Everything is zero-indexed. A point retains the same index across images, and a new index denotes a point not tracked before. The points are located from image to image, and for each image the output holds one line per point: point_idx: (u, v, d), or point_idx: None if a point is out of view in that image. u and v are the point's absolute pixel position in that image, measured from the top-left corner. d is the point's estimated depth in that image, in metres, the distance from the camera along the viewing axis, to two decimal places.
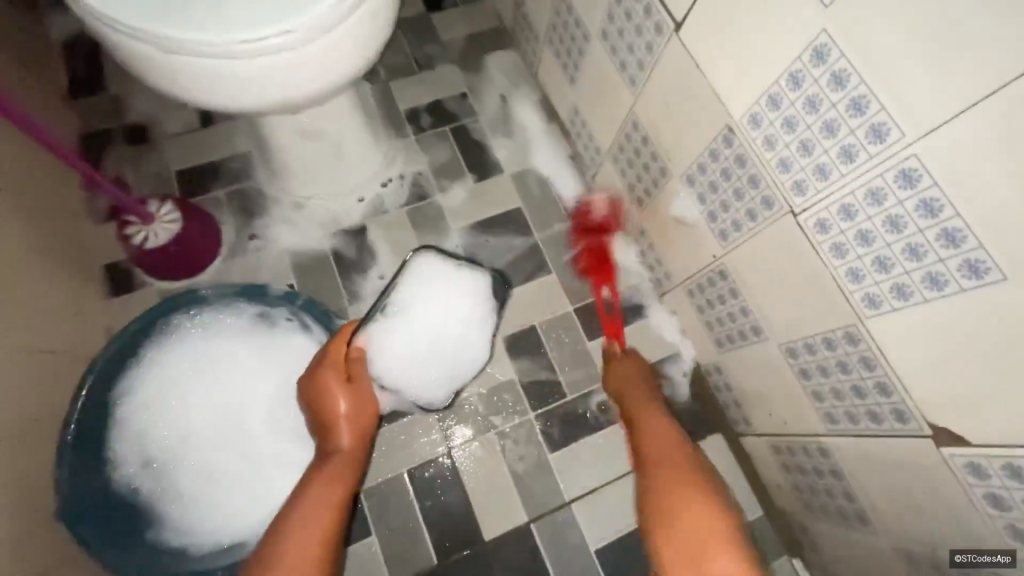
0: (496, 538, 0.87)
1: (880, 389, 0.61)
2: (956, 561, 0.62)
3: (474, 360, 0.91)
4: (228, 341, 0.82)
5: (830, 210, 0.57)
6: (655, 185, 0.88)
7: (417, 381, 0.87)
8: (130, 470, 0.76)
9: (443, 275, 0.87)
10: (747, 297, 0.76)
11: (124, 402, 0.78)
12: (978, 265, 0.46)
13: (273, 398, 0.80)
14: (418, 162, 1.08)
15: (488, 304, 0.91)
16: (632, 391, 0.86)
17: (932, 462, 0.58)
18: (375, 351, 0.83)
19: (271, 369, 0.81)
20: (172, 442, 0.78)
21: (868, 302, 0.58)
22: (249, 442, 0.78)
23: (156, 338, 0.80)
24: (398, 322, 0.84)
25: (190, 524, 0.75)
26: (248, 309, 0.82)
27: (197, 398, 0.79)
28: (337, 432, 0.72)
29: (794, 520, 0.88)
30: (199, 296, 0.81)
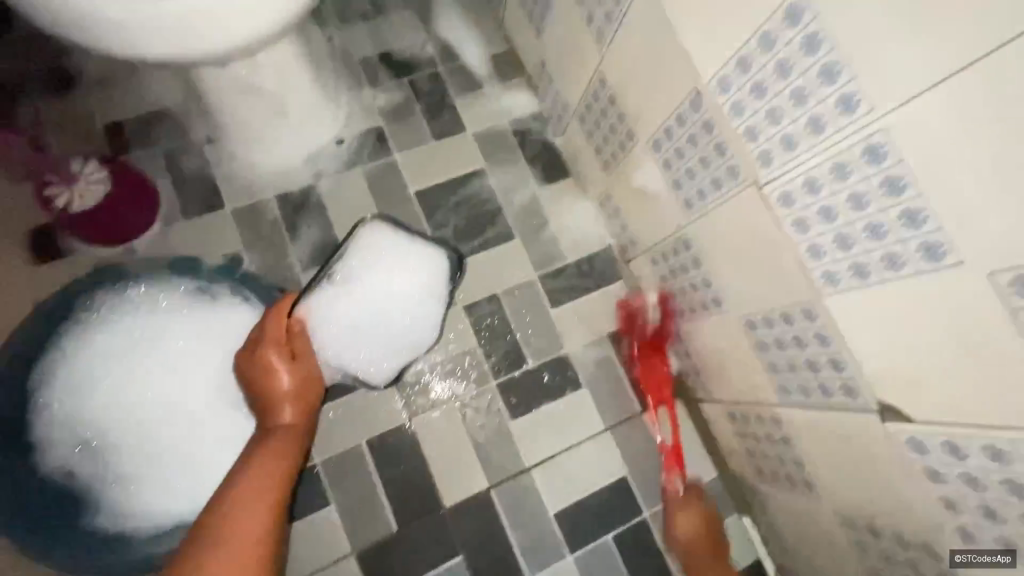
0: (457, 505, 0.88)
1: (833, 364, 0.61)
2: (956, 562, 0.57)
3: (423, 336, 0.89)
4: (161, 316, 0.77)
5: (795, 183, 0.55)
6: (621, 148, 0.84)
7: (362, 355, 0.86)
8: (62, 454, 0.72)
9: (393, 246, 0.88)
10: (709, 268, 0.75)
11: (48, 385, 0.73)
12: (936, 247, 0.45)
13: (215, 374, 0.77)
14: (373, 117, 1.00)
15: (439, 277, 0.90)
16: (697, 549, 0.86)
17: (875, 435, 0.59)
18: (319, 322, 0.82)
19: (211, 347, 0.77)
20: (104, 426, 0.73)
21: (826, 279, 0.57)
22: (191, 424, 0.74)
23: (80, 316, 0.75)
24: (343, 292, 0.84)
25: (132, 507, 0.71)
26: (186, 283, 0.78)
27: (130, 378, 0.74)
28: (281, 408, 0.70)
29: (746, 482, 0.91)
30: (126, 270, 0.77)
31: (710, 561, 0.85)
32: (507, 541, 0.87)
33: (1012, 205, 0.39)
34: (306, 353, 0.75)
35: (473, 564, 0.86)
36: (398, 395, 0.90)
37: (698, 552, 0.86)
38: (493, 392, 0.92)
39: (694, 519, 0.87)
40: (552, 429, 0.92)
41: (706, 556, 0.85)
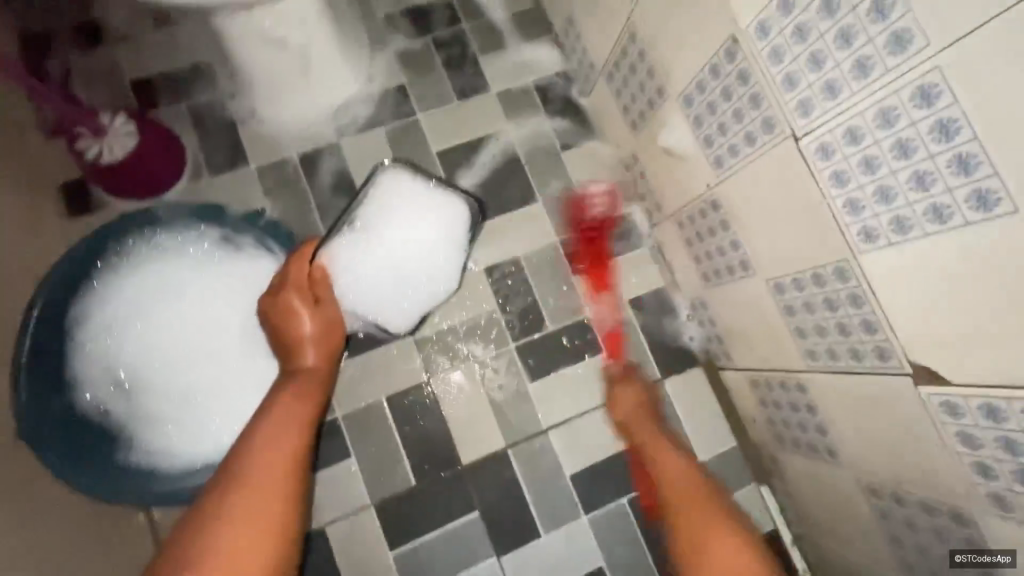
0: (474, 464, 0.89)
1: (865, 326, 0.59)
2: (956, 561, 0.61)
3: (443, 288, 0.87)
4: (190, 265, 0.79)
5: (835, 133, 0.52)
6: (650, 107, 0.82)
7: (381, 305, 0.86)
8: (98, 394, 0.74)
9: (413, 194, 0.85)
10: (737, 230, 0.73)
11: (83, 326, 0.75)
12: (988, 196, 0.42)
13: (240, 323, 0.78)
14: (396, 74, 0.99)
15: (461, 228, 0.86)
16: (641, 427, 0.87)
17: (908, 400, 0.57)
18: (340, 268, 0.82)
19: (238, 296, 0.79)
20: (137, 368, 0.75)
21: (864, 236, 0.54)
22: (219, 367, 0.77)
23: (111, 261, 0.77)
24: (364, 240, 0.83)
25: (163, 446, 0.74)
26: (212, 233, 0.79)
27: (161, 323, 0.77)
28: (304, 352, 0.73)
29: (765, 451, 0.90)
30: (153, 216, 0.77)
31: (648, 439, 0.85)
32: (522, 499, 0.88)
33: None
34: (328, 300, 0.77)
35: (489, 520, 0.87)
36: (418, 353, 0.91)
37: (650, 445, 0.85)
38: (511, 354, 0.92)
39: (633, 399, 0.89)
40: (570, 392, 0.92)
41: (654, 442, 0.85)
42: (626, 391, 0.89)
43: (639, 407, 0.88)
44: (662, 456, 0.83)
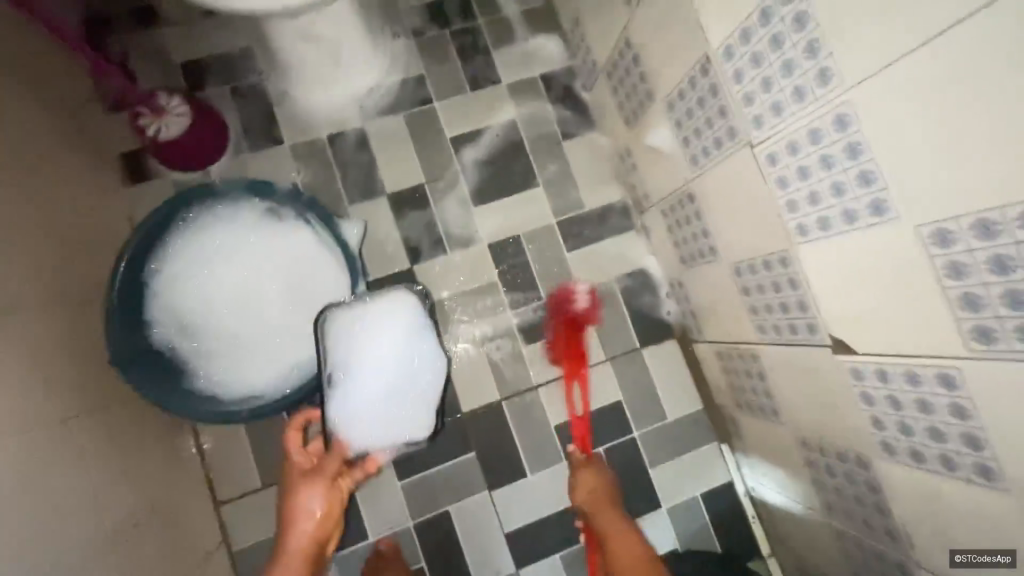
0: (473, 412, 1.03)
1: (800, 305, 0.71)
2: (956, 561, 0.60)
3: (436, 368, 0.83)
4: (243, 229, 0.86)
5: (779, 145, 0.64)
6: (642, 106, 0.93)
7: (399, 426, 0.83)
8: (166, 334, 0.83)
9: (362, 314, 0.83)
10: (708, 220, 0.86)
11: (153, 275, 0.83)
12: (881, 205, 0.54)
13: (288, 286, 0.86)
14: (417, 64, 1.09)
15: (417, 311, 0.84)
16: (598, 501, 0.93)
17: (828, 366, 0.70)
18: (347, 424, 0.81)
19: (284, 261, 0.86)
20: (199, 315, 0.84)
21: (799, 230, 0.66)
22: (270, 320, 0.85)
23: (176, 221, 0.84)
24: (348, 385, 0.82)
25: (220, 385, 0.83)
26: (260, 203, 0.86)
27: (219, 279, 0.85)
28: (308, 514, 0.73)
29: (727, 414, 1.03)
30: (210, 187, 0.84)
31: (610, 515, 0.90)
32: (512, 443, 1.03)
33: (955, 163, 0.46)
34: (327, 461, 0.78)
35: (483, 459, 1.02)
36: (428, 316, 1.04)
37: (600, 508, 0.92)
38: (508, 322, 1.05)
39: (592, 483, 0.95)
40: (561, 355, 1.06)
41: (606, 508, 0.91)
42: (587, 475, 0.97)
43: (602, 491, 0.94)
44: (609, 523, 0.89)
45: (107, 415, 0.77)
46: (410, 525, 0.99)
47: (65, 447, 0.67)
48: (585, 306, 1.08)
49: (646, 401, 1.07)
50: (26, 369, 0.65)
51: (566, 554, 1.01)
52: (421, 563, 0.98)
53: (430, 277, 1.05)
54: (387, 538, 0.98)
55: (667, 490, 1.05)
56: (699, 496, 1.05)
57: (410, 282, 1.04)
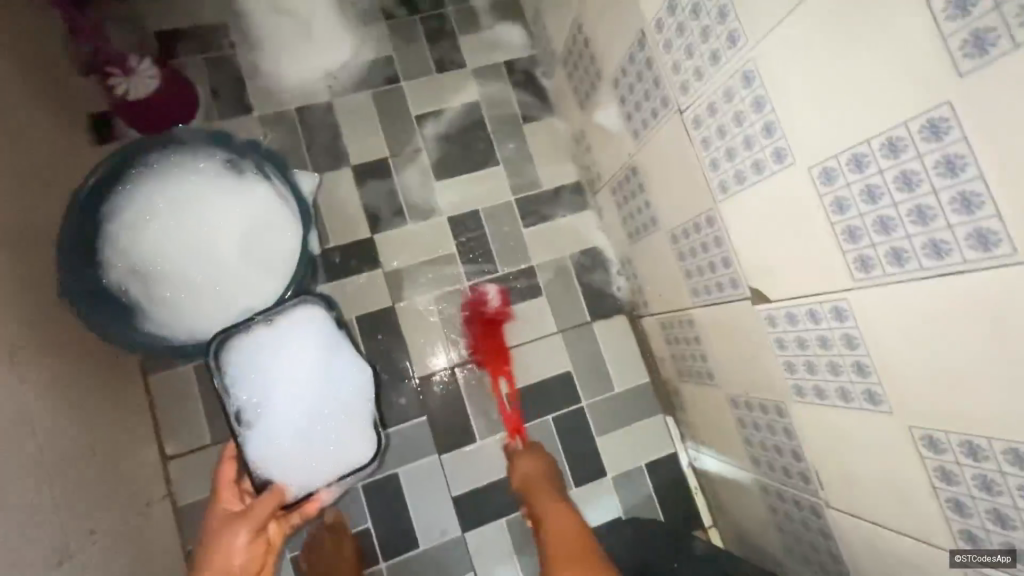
0: (426, 377, 1.05)
1: (724, 261, 0.76)
2: (956, 563, 0.55)
3: (360, 379, 0.85)
4: (202, 179, 0.88)
5: (702, 108, 0.69)
6: (593, 87, 0.99)
7: (327, 452, 0.82)
8: (118, 274, 0.85)
9: (269, 346, 0.83)
10: (649, 191, 0.91)
11: (110, 217, 0.85)
12: (781, 152, 0.59)
13: (242, 237, 0.88)
14: (386, 45, 1.14)
15: (326, 330, 0.85)
16: (535, 477, 0.92)
17: (748, 318, 0.75)
18: (270, 461, 0.80)
19: (240, 212, 0.88)
20: (152, 258, 0.86)
21: (720, 187, 0.71)
22: (221, 267, 0.88)
23: (137, 168, 0.86)
24: (269, 425, 0.81)
25: (168, 326, 0.85)
26: (220, 154, 0.88)
27: (175, 225, 0.87)
28: (231, 553, 0.66)
29: (671, 387, 1.07)
30: (170, 137, 0.86)
31: (543, 492, 0.88)
32: (464, 409, 1.05)
33: (833, 106, 0.51)
34: (257, 504, 0.71)
35: (434, 423, 1.04)
36: (385, 283, 1.07)
37: (537, 487, 0.90)
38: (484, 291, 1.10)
39: (534, 462, 0.96)
40: (514, 325, 1.10)
41: (542, 487, 0.89)
42: (526, 459, 0.97)
43: (535, 472, 0.94)
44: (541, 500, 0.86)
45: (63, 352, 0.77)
46: (359, 486, 1.00)
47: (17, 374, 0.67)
48: (496, 305, 1.10)
49: (595, 373, 1.10)
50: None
51: (512, 517, 1.03)
52: (368, 524, 0.99)
53: (389, 244, 1.08)
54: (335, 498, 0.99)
55: (613, 459, 1.08)
56: (644, 466, 1.09)
57: (370, 249, 1.07)
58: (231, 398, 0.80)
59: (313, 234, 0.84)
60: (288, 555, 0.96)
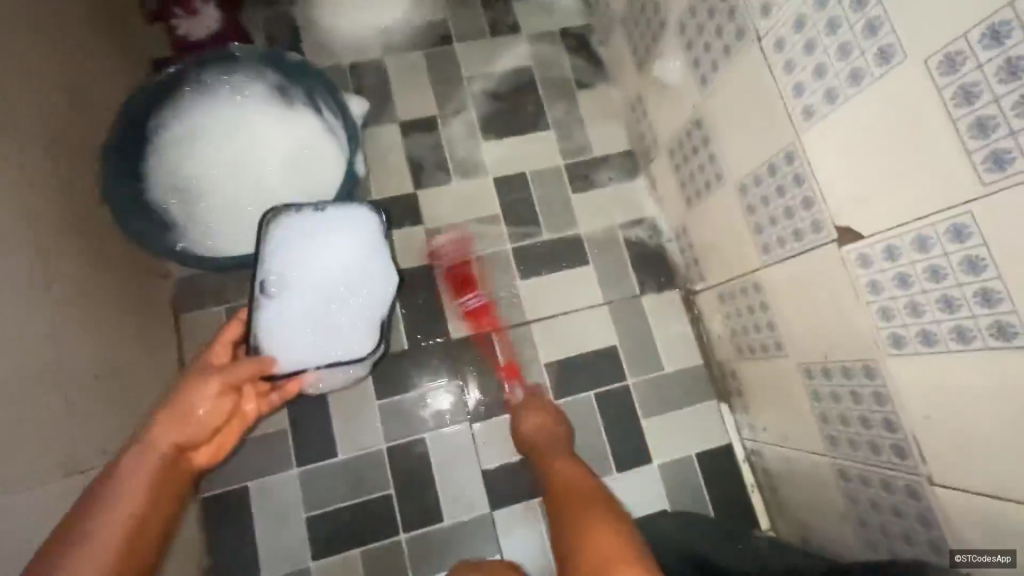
0: (462, 340, 0.99)
1: (805, 203, 0.68)
2: (954, 563, 0.59)
3: (386, 288, 0.80)
4: (252, 104, 0.87)
5: (786, 26, 0.64)
6: (654, 41, 0.94)
7: (337, 345, 0.77)
8: (162, 194, 0.83)
9: (308, 227, 0.78)
10: (715, 143, 0.84)
11: (161, 134, 0.84)
12: (888, 50, 0.52)
13: (287, 163, 0.86)
14: (442, 9, 1.14)
15: (365, 231, 0.81)
16: (545, 444, 0.88)
17: (833, 265, 0.66)
18: (278, 341, 0.73)
19: (287, 139, 0.87)
20: (198, 177, 0.84)
21: (805, 114, 0.64)
22: (263, 192, 0.85)
23: (192, 86, 0.85)
24: (284, 305, 0.74)
25: (205, 247, 0.82)
26: (273, 80, 0.87)
27: (223, 146, 0.86)
28: (201, 387, 0.64)
29: (727, 368, 0.98)
30: (227, 54, 0.84)
31: (557, 458, 0.85)
32: (499, 377, 0.98)
33: None
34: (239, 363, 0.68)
35: (467, 389, 0.97)
36: (426, 240, 1.03)
37: (545, 449, 0.88)
38: (437, 244, 1.03)
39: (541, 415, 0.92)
40: (557, 292, 1.03)
41: (556, 454, 0.85)
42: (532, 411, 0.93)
43: (553, 430, 0.91)
44: (559, 465, 0.82)
45: (92, 265, 0.74)
46: (383, 448, 0.93)
47: (33, 271, 0.64)
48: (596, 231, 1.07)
49: (643, 351, 1.01)
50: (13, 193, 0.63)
51: None
52: (391, 491, 0.91)
53: (432, 202, 1.05)
54: (357, 459, 0.92)
55: (660, 445, 0.98)
56: (695, 456, 0.98)
57: (413, 205, 1.04)
58: (260, 262, 0.74)
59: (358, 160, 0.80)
60: (305, 515, 0.90)
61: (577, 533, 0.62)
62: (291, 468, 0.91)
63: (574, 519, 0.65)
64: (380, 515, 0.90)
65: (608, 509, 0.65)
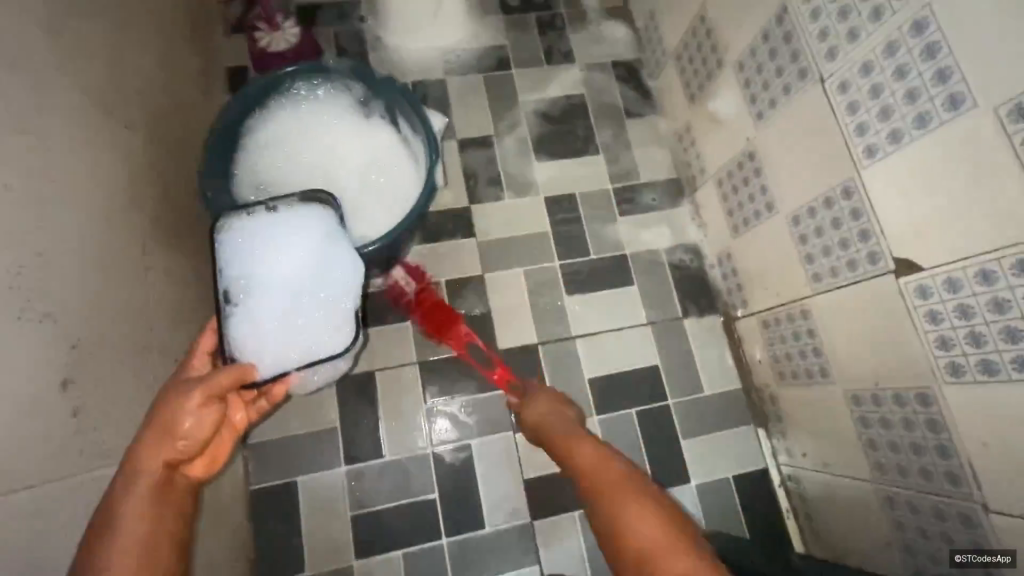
0: (509, 351, 1.02)
1: (861, 235, 0.72)
2: (956, 562, 0.68)
3: (352, 278, 0.77)
4: (332, 114, 0.93)
5: (852, 70, 0.69)
6: (709, 77, 1.00)
7: (316, 337, 0.72)
8: (246, 192, 0.87)
9: (261, 231, 0.75)
10: (768, 175, 0.88)
11: (248, 137, 0.90)
12: (957, 97, 0.57)
13: (363, 169, 0.92)
14: (501, 37, 1.21)
15: (321, 225, 0.78)
16: (555, 428, 0.78)
17: (889, 295, 0.69)
18: (249, 343, 0.68)
19: (363, 148, 0.93)
20: (279, 178, 0.89)
21: (866, 152, 0.69)
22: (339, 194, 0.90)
23: (281, 94, 0.91)
24: (250, 315, 0.70)
25: None
26: (356, 93, 0.93)
27: (302, 151, 0.91)
28: (184, 401, 0.58)
29: (767, 393, 1.00)
30: (320, 66, 0.90)
31: (564, 426, 0.77)
32: (543, 389, 1.00)
33: None
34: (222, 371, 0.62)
35: (512, 399, 0.99)
36: (479, 252, 1.06)
37: (547, 429, 0.79)
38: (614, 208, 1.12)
39: (548, 400, 0.85)
40: (602, 310, 1.06)
41: (563, 421, 0.79)
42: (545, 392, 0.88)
43: (550, 409, 0.82)
44: (575, 441, 0.71)
45: (176, 256, 0.78)
46: (428, 452, 0.95)
47: (134, 258, 0.68)
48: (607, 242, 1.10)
49: (682, 373, 1.04)
50: (119, 183, 0.67)
51: (583, 511, 0.95)
52: (434, 495, 0.93)
53: (484, 217, 1.09)
54: (402, 462, 0.94)
55: (697, 465, 1.00)
56: (731, 479, 0.99)
57: (466, 218, 1.08)
58: (219, 277, 0.71)
59: (438, 168, 0.86)
60: (349, 514, 0.91)
61: (631, 520, 0.56)
62: (338, 467, 0.93)
63: (616, 505, 0.58)
64: (424, 518, 0.92)
65: (641, 480, 0.61)
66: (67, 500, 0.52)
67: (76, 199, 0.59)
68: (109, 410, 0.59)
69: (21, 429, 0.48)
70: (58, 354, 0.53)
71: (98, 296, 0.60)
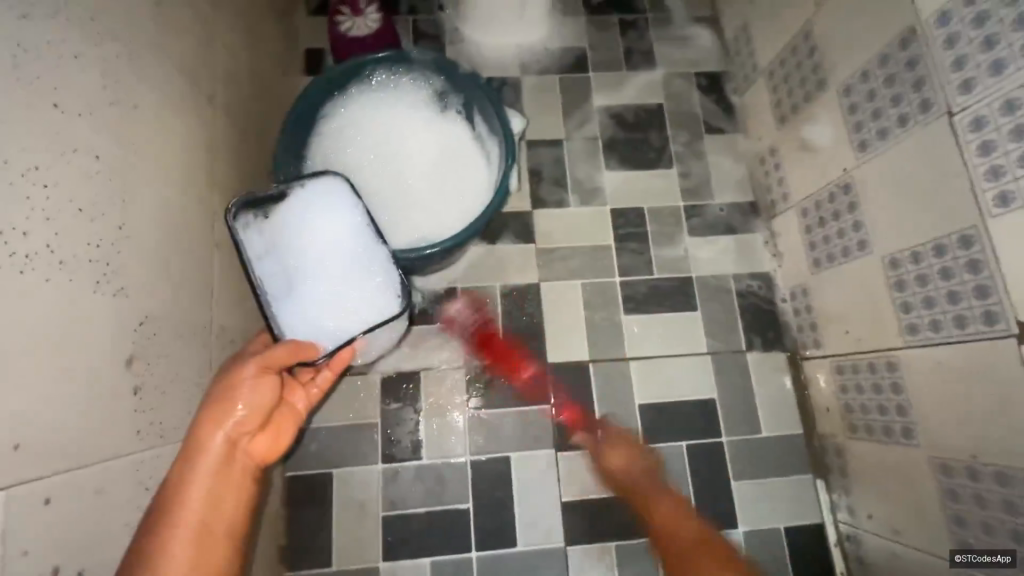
0: (558, 366, 0.98)
1: (978, 291, 0.64)
2: (955, 561, 0.71)
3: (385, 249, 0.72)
4: (407, 104, 0.91)
5: (992, 107, 0.61)
6: (805, 98, 0.92)
7: (367, 308, 0.70)
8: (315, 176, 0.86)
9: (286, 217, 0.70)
10: (865, 211, 0.80)
11: (322, 122, 0.88)
12: None
13: (432, 162, 0.89)
14: (581, 39, 1.16)
15: (342, 200, 0.73)
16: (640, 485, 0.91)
17: (1006, 361, 0.62)
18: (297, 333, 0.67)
19: (434, 140, 0.90)
20: (347, 164, 0.87)
21: (998, 200, 0.61)
22: (406, 186, 0.88)
23: (359, 80, 0.90)
24: (302, 314, 0.67)
25: None
26: (434, 85, 0.91)
27: (372, 139, 0.89)
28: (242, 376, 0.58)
29: (831, 443, 0.93)
30: (401, 55, 0.88)
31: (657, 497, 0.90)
32: (590, 409, 0.96)
33: None
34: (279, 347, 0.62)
35: (557, 416, 0.95)
36: (538, 259, 1.03)
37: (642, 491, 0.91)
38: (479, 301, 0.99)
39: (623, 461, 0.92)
40: (661, 334, 1.00)
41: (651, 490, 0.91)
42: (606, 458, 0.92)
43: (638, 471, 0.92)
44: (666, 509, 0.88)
45: None
46: (466, 460, 0.92)
47: (203, 236, 0.67)
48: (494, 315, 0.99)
49: (739, 410, 0.97)
50: (195, 160, 0.66)
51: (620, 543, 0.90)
52: (468, 505, 0.90)
53: (546, 223, 1.05)
54: (438, 467, 0.92)
55: (747, 510, 0.93)
56: (781, 529, 0.93)
57: (527, 223, 1.05)
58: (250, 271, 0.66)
59: (512, 171, 0.83)
60: (381, 513, 0.89)
61: None
62: (375, 464, 0.91)
63: None
64: (455, 527, 0.89)
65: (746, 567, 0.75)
66: (120, 479, 0.51)
67: (156, 174, 0.59)
68: (164, 392, 0.57)
69: (84, 408, 0.47)
70: (122, 332, 0.52)
71: (166, 274, 0.59)
